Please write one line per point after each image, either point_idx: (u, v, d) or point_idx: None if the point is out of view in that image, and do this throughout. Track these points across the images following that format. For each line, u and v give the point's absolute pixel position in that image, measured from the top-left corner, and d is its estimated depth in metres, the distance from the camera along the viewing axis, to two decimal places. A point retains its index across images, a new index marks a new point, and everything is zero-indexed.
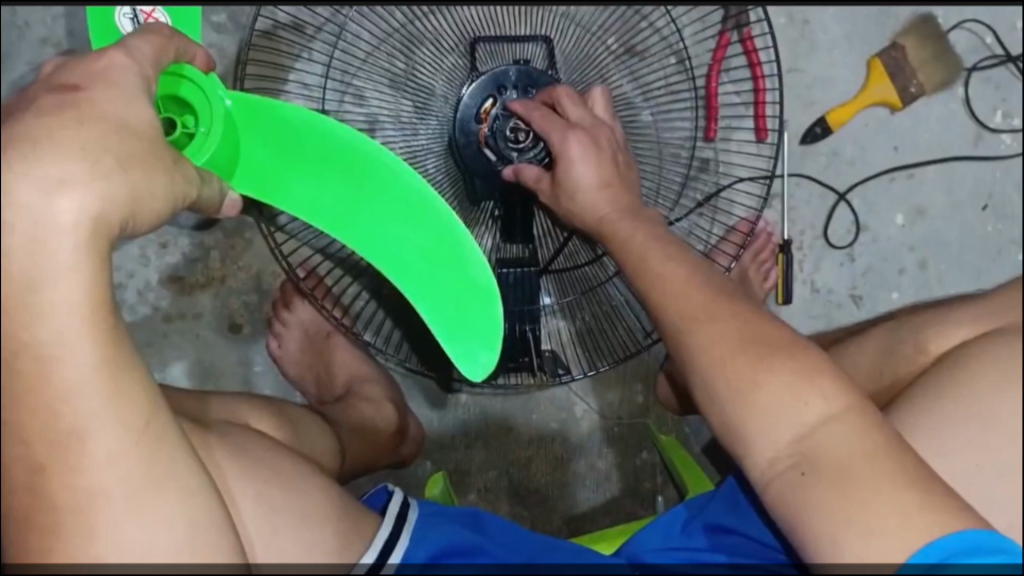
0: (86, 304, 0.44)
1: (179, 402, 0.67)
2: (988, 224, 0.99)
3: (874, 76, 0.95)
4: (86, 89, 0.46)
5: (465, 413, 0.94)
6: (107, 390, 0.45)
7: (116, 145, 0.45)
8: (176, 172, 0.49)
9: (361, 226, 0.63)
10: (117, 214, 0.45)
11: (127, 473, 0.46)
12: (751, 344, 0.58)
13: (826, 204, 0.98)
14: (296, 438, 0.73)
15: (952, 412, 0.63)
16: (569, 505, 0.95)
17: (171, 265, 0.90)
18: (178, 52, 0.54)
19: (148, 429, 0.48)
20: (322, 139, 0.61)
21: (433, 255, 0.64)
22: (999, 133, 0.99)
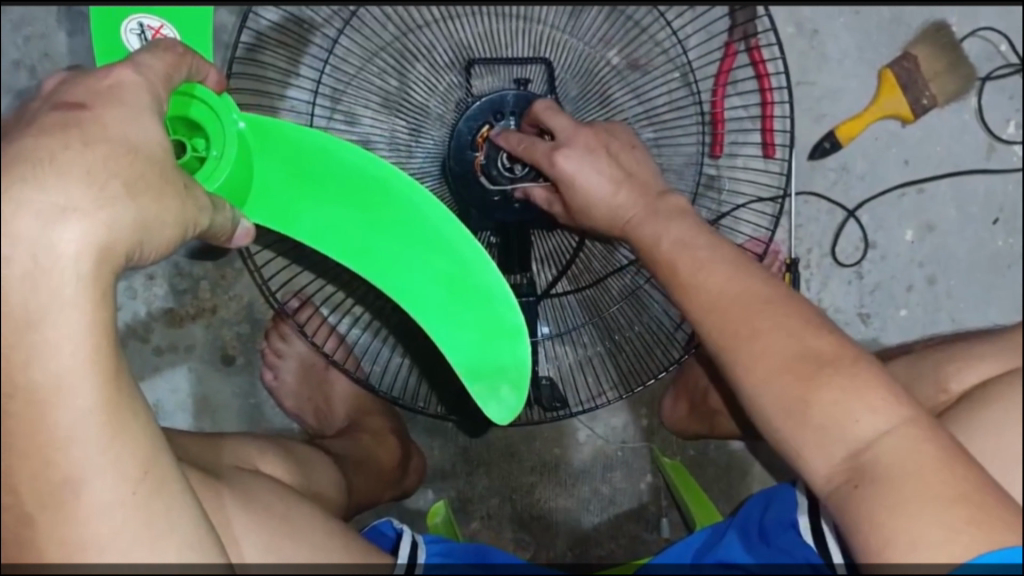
0: (89, 341, 0.45)
1: (186, 449, 0.65)
2: (999, 238, 0.96)
3: (885, 89, 0.91)
4: (90, 107, 0.48)
5: (467, 440, 0.93)
6: (106, 434, 0.46)
7: (124, 168, 0.47)
8: (187, 196, 0.51)
9: (376, 251, 0.63)
10: (123, 242, 0.47)
11: (128, 524, 0.46)
12: (754, 397, 0.55)
13: (836, 221, 0.95)
14: (303, 479, 0.72)
15: None
16: (573, 530, 0.94)
17: (161, 297, 0.89)
18: (191, 69, 0.56)
19: (146, 478, 0.47)
20: (340, 167, 0.62)
21: (450, 282, 0.64)
22: (1011, 144, 0.96)
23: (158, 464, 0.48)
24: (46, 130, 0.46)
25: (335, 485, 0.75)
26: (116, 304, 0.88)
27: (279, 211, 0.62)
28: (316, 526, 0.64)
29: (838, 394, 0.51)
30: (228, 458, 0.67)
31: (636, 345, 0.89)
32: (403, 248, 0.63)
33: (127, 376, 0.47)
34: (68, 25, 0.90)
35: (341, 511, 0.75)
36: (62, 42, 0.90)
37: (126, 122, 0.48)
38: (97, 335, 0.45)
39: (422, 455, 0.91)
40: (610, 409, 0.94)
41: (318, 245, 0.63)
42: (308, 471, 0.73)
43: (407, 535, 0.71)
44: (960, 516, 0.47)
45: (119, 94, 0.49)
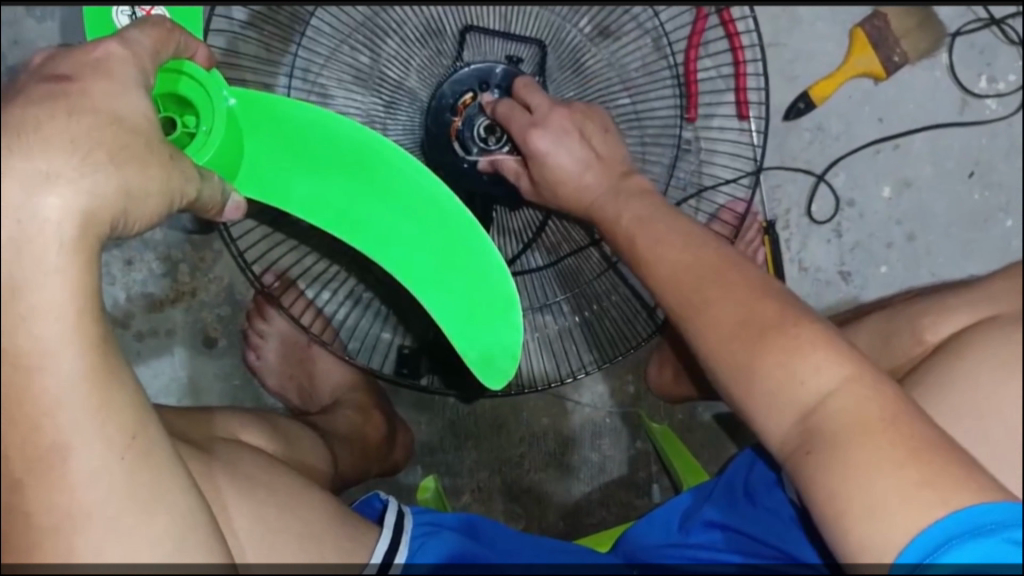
0: (72, 306, 0.43)
1: (166, 421, 0.64)
2: (976, 192, 0.96)
3: (857, 47, 0.91)
4: (76, 78, 0.46)
5: (454, 413, 0.93)
6: (94, 404, 0.44)
7: (108, 138, 0.45)
8: (173, 168, 0.49)
9: (370, 222, 0.62)
10: (108, 208, 0.45)
11: (113, 495, 0.44)
12: (735, 337, 0.55)
13: (805, 186, 0.95)
14: (288, 449, 0.71)
15: (952, 395, 0.60)
16: (564, 500, 0.93)
17: (140, 282, 0.88)
18: (179, 45, 0.54)
19: (133, 446, 0.45)
20: (331, 141, 0.61)
21: (445, 253, 0.63)
22: (983, 98, 0.96)
23: (145, 432, 0.46)
24: (34, 100, 0.44)
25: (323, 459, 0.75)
26: (95, 290, 0.88)
27: (270, 184, 0.61)
28: (310, 504, 0.63)
29: (788, 342, 0.53)
30: (211, 427, 0.67)
31: (627, 313, 0.88)
32: (397, 219, 0.62)
33: (112, 352, 0.45)
34: (35, 11, 0.89)
35: (329, 482, 0.75)
36: (30, 27, 0.89)
37: (110, 95, 0.47)
38: (80, 299, 0.43)
39: (409, 429, 0.91)
40: (597, 377, 0.94)
41: (311, 217, 0.61)
42: (296, 448, 0.73)
43: (394, 505, 0.70)
44: (913, 478, 0.45)
45: (107, 66, 0.48)
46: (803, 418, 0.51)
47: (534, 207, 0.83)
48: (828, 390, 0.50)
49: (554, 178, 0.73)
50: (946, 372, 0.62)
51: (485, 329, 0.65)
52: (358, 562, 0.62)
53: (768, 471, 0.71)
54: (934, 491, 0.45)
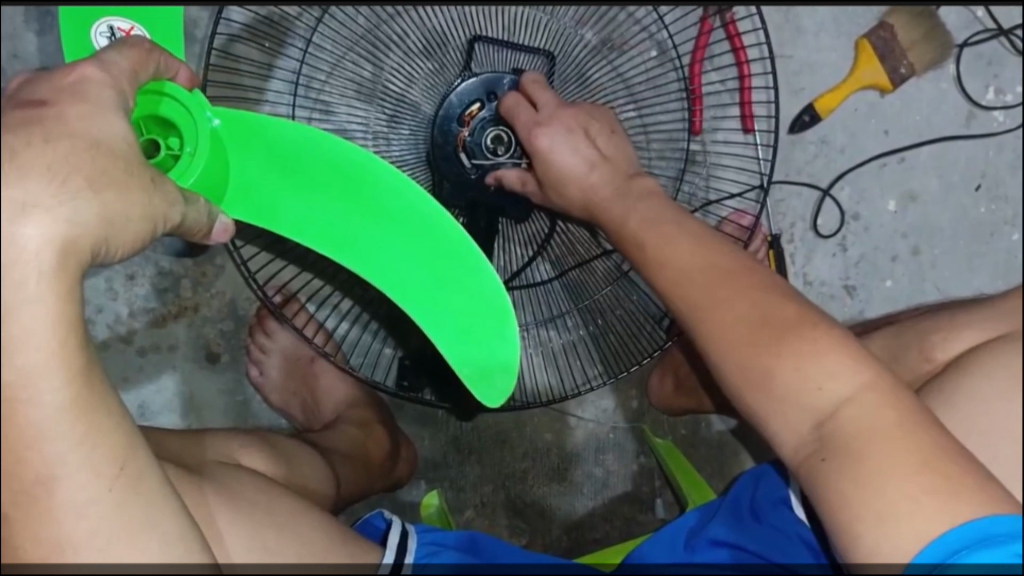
0: (52, 339, 0.44)
1: (167, 445, 0.64)
2: (982, 206, 0.96)
3: (862, 60, 0.90)
4: (54, 103, 0.47)
5: (457, 429, 0.92)
6: (79, 432, 0.45)
7: (86, 163, 0.46)
8: (155, 191, 0.49)
9: (359, 241, 0.62)
10: (88, 236, 0.46)
11: (106, 520, 0.46)
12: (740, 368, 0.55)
13: (810, 201, 0.95)
14: (287, 471, 0.71)
15: (960, 425, 0.60)
16: (566, 515, 0.93)
17: (141, 297, 0.88)
18: (160, 65, 0.55)
19: (123, 475, 0.47)
20: (317, 156, 0.60)
21: (437, 270, 0.63)
22: (991, 110, 0.95)
23: (133, 458, 0.47)
24: (10, 127, 0.45)
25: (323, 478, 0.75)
26: (97, 306, 0.87)
27: (257, 205, 0.60)
28: (311, 526, 0.63)
29: (805, 346, 0.53)
30: (213, 453, 0.67)
31: (629, 325, 0.88)
32: (387, 236, 0.62)
33: (103, 381, 0.47)
34: (35, 24, 0.88)
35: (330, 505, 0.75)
36: (31, 42, 0.88)
37: (89, 118, 0.47)
38: (61, 332, 0.44)
39: (412, 444, 0.91)
40: (600, 392, 0.94)
41: (299, 237, 0.61)
42: (294, 466, 0.73)
43: (397, 526, 0.70)
44: (927, 483, 0.47)
45: (84, 89, 0.48)
46: (819, 426, 0.51)
47: (542, 214, 0.83)
48: (846, 397, 0.51)
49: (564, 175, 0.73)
50: (954, 397, 0.61)
51: (480, 341, 0.64)
52: (371, 563, 0.65)
53: (774, 487, 0.72)
54: (947, 500, 0.46)
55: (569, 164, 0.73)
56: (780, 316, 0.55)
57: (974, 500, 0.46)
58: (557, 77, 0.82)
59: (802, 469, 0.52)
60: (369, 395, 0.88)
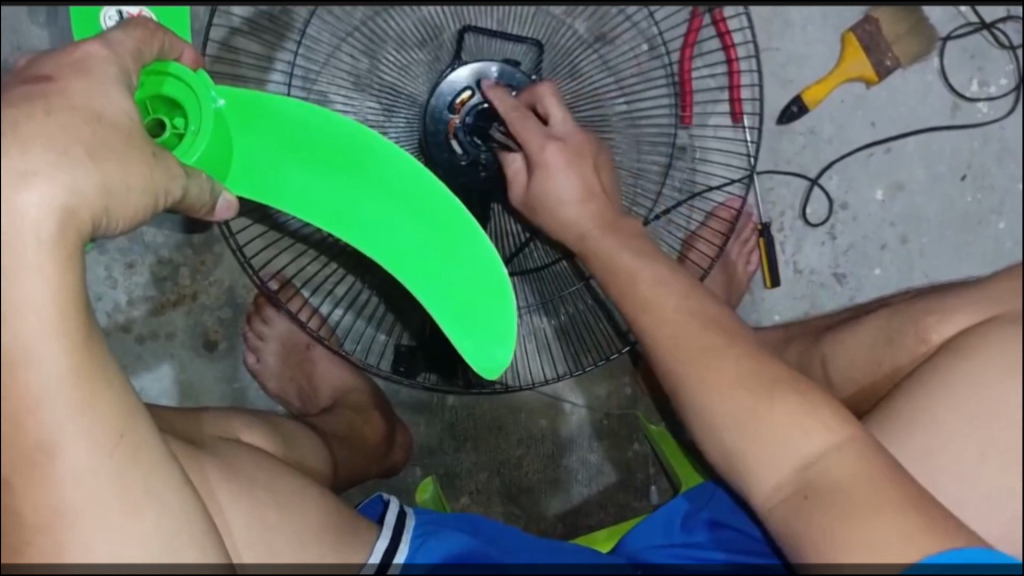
0: (52, 304, 0.45)
1: (169, 421, 0.65)
2: (968, 195, 0.97)
3: (850, 52, 0.93)
4: (58, 79, 0.48)
5: (454, 415, 0.93)
6: (80, 398, 0.46)
7: (86, 135, 0.46)
8: (156, 165, 0.50)
9: (364, 217, 0.63)
10: (90, 206, 0.46)
11: (103, 487, 0.47)
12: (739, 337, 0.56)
13: (799, 190, 0.96)
14: (286, 449, 0.72)
15: (951, 394, 0.61)
16: (562, 502, 0.94)
17: (141, 285, 0.89)
18: (163, 46, 0.56)
19: (123, 443, 0.48)
20: (320, 134, 0.61)
21: (439, 245, 0.64)
22: (975, 102, 0.97)
23: (133, 428, 0.48)
24: (12, 102, 0.45)
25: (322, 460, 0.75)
26: (97, 294, 0.88)
27: (262, 182, 0.62)
28: (309, 504, 0.63)
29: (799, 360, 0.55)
30: (216, 428, 0.68)
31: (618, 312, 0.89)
32: (391, 211, 0.63)
33: (101, 348, 0.48)
34: (39, 18, 0.90)
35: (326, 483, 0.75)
36: (36, 34, 0.90)
37: (89, 94, 0.48)
38: (61, 294, 0.45)
39: (409, 431, 0.92)
40: (594, 379, 0.95)
41: (303, 213, 0.62)
42: (293, 448, 0.73)
43: (395, 505, 0.71)
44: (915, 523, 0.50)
45: (88, 67, 0.49)
46: (802, 469, 0.54)
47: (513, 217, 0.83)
48: (823, 450, 0.54)
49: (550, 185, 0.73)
50: (945, 370, 0.62)
51: (480, 316, 0.65)
52: (357, 561, 0.63)
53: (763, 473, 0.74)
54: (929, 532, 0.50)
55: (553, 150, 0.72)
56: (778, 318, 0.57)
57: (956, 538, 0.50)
58: (548, 65, 0.84)
59: (781, 510, 0.55)
60: (366, 382, 0.89)
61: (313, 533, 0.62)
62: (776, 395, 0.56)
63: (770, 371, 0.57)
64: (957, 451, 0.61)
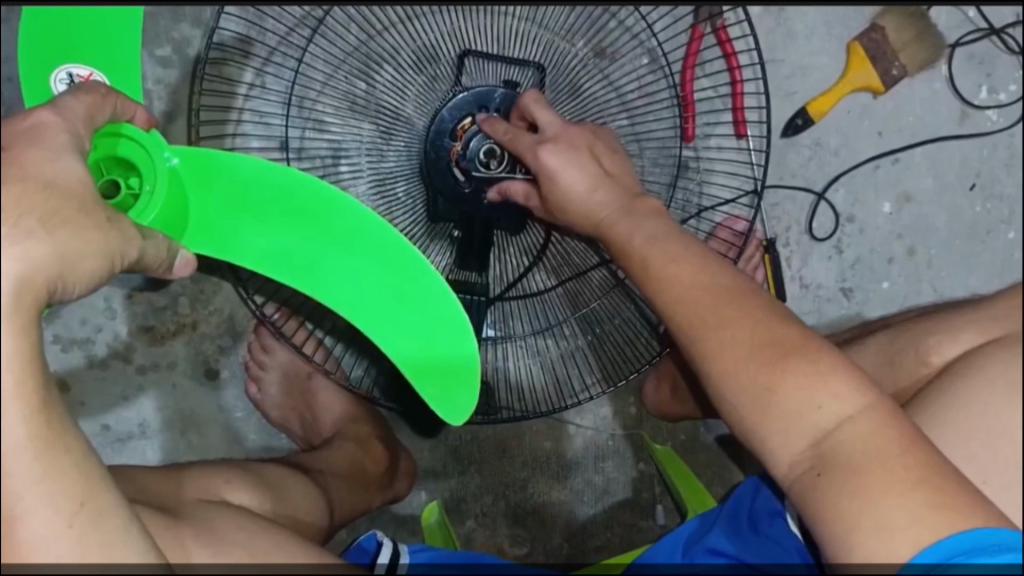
0: (12, 375, 0.44)
1: (147, 485, 0.64)
2: (977, 205, 0.96)
3: (855, 62, 0.90)
4: (12, 149, 0.47)
5: (457, 439, 0.93)
6: (42, 468, 0.44)
7: (39, 205, 0.46)
8: (110, 228, 0.49)
9: (322, 265, 0.62)
10: (45, 273, 0.45)
11: (63, 552, 0.45)
12: (744, 351, 0.56)
13: (805, 204, 0.95)
14: (272, 500, 0.71)
15: (960, 432, 0.60)
16: (568, 522, 0.94)
17: (140, 315, 0.88)
18: (116, 108, 0.55)
19: (84, 510, 0.46)
20: (277, 189, 0.61)
21: (398, 291, 0.63)
22: (984, 110, 0.95)
23: (95, 495, 0.46)
24: None
25: (313, 506, 0.75)
26: (96, 325, 0.88)
27: (219, 240, 0.61)
28: (290, 558, 0.62)
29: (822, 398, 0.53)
30: (192, 491, 0.67)
31: (630, 331, 0.88)
32: (348, 259, 0.62)
33: (65, 420, 0.46)
34: None
35: (320, 537, 0.75)
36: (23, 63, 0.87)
37: (44, 161, 0.48)
38: (23, 365, 0.44)
39: (412, 457, 0.91)
40: (598, 399, 0.94)
41: (260, 266, 0.61)
42: (278, 492, 0.73)
43: (389, 545, 0.71)
44: (922, 500, 0.48)
45: (39, 134, 0.49)
46: (817, 443, 0.53)
47: (538, 226, 0.83)
48: (838, 422, 0.53)
49: (565, 198, 0.69)
50: (955, 402, 0.61)
51: (443, 367, 0.64)
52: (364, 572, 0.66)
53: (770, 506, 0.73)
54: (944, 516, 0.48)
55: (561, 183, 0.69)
56: (786, 336, 0.56)
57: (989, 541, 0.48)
58: (551, 93, 0.82)
59: (799, 485, 0.54)
60: (366, 409, 0.89)
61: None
62: (770, 405, 0.54)
63: (766, 385, 0.54)
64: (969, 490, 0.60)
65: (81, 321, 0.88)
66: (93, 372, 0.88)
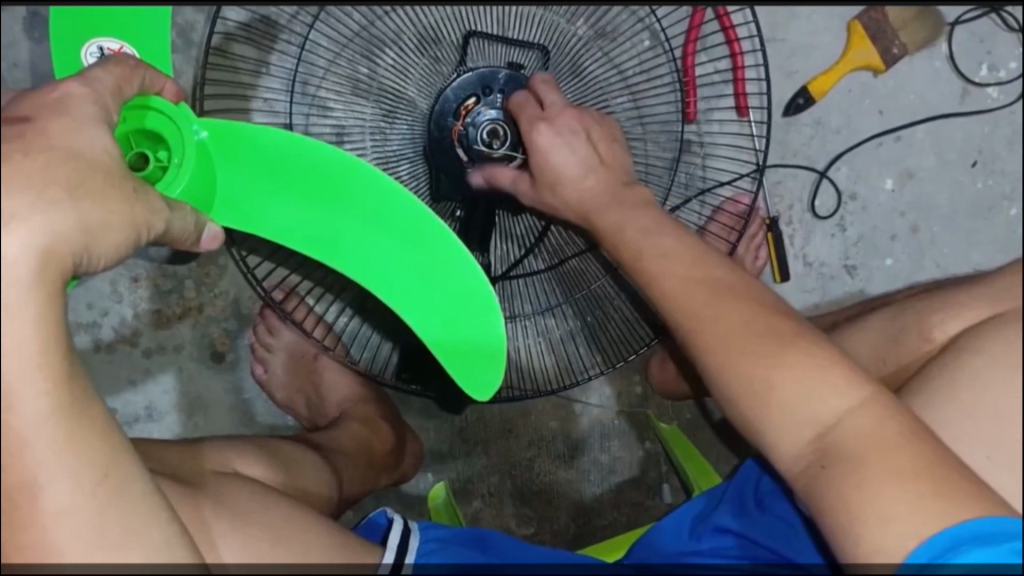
0: (34, 341, 0.45)
1: (163, 459, 0.65)
2: (980, 181, 0.96)
3: (855, 41, 0.91)
4: (35, 119, 0.48)
5: (464, 420, 0.93)
6: (61, 436, 0.46)
7: (64, 175, 0.47)
8: (136, 200, 0.50)
9: (347, 240, 0.64)
10: (70, 246, 0.47)
11: (87, 527, 0.47)
12: (743, 320, 0.58)
13: (807, 182, 0.95)
14: (286, 476, 0.72)
15: (966, 394, 0.60)
16: (575, 502, 0.94)
17: (146, 299, 0.89)
18: (145, 81, 0.57)
19: (105, 481, 0.48)
20: (305, 163, 0.62)
21: (422, 264, 0.65)
22: (985, 87, 0.96)
23: (117, 468, 0.48)
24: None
25: (322, 482, 0.75)
26: (102, 309, 0.88)
27: (246, 212, 0.63)
28: (301, 528, 0.63)
29: (802, 372, 0.54)
30: (200, 459, 0.67)
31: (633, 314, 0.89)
32: (374, 232, 0.64)
33: (79, 377, 0.48)
34: (31, 33, 0.87)
35: (331, 511, 0.75)
36: (26, 48, 0.87)
37: (70, 130, 0.48)
38: (45, 328, 0.46)
39: (419, 438, 0.91)
40: (605, 379, 0.94)
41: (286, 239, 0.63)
42: (289, 471, 0.73)
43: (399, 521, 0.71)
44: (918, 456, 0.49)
45: (65, 105, 0.50)
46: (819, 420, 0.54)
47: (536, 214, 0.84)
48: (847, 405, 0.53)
49: (557, 178, 0.73)
50: (960, 365, 0.62)
51: (466, 339, 0.66)
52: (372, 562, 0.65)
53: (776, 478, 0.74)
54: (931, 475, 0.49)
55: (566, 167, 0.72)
56: None
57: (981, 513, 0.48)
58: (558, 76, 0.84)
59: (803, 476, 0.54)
60: (372, 390, 0.88)
61: (309, 548, 0.61)
62: (776, 363, 0.54)
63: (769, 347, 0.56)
64: (973, 457, 0.59)
65: (87, 305, 0.88)
66: (99, 356, 0.88)
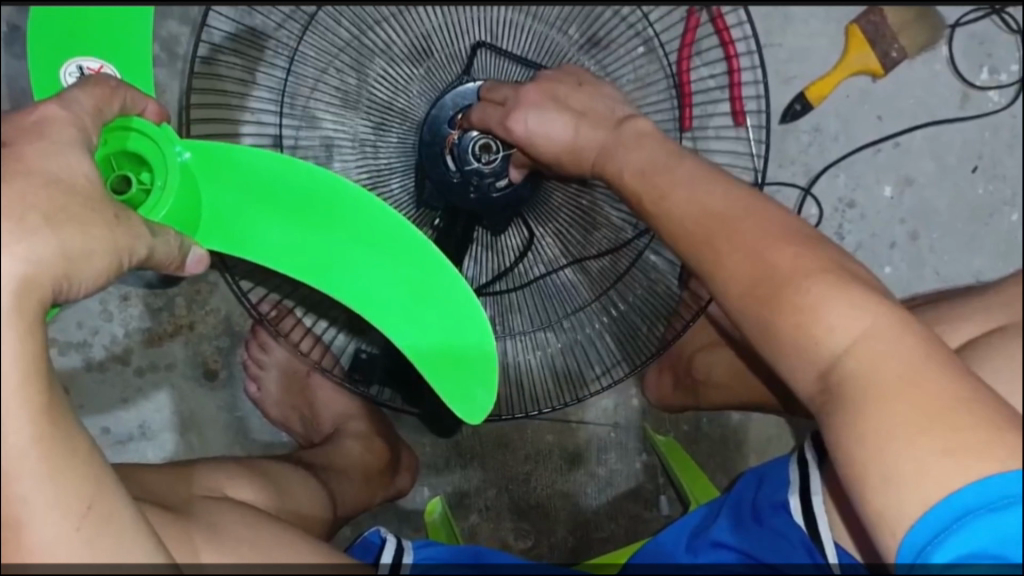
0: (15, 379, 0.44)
1: (149, 485, 0.64)
2: (980, 186, 0.95)
3: (853, 45, 0.89)
4: (13, 142, 0.47)
5: (459, 434, 0.92)
6: (43, 471, 0.45)
7: (44, 201, 0.45)
8: (118, 227, 0.48)
9: (334, 262, 0.61)
10: (49, 276, 0.45)
11: (74, 560, 0.46)
12: None
13: (793, 198, 0.94)
14: (277, 496, 0.71)
15: None
16: (572, 515, 0.93)
17: (136, 317, 0.88)
18: (126, 102, 0.54)
19: (92, 513, 0.47)
20: (292, 182, 0.60)
21: (412, 284, 0.62)
22: (985, 91, 0.94)
23: (102, 498, 0.47)
24: None
25: (315, 502, 0.75)
26: (92, 327, 0.87)
27: (233, 233, 0.60)
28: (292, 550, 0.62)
29: None
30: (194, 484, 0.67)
31: (629, 326, 0.89)
32: (363, 252, 0.61)
33: (66, 415, 0.47)
34: (15, 48, 0.86)
35: (323, 530, 0.74)
36: (11, 65, 0.86)
37: (47, 154, 0.47)
38: (26, 368, 0.45)
39: (414, 453, 0.91)
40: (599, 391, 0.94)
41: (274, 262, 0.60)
42: (281, 492, 0.72)
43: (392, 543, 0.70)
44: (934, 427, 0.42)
45: (45, 129, 0.48)
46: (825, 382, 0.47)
47: (519, 222, 0.84)
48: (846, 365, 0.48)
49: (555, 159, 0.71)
50: None
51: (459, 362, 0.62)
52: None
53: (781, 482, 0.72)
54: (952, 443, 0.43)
55: (556, 136, 0.71)
56: None
57: (973, 429, 0.42)
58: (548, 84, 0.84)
59: None
60: (366, 407, 0.88)
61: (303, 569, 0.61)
62: None
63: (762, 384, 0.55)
64: None
65: (78, 325, 0.87)
66: (91, 376, 0.88)
